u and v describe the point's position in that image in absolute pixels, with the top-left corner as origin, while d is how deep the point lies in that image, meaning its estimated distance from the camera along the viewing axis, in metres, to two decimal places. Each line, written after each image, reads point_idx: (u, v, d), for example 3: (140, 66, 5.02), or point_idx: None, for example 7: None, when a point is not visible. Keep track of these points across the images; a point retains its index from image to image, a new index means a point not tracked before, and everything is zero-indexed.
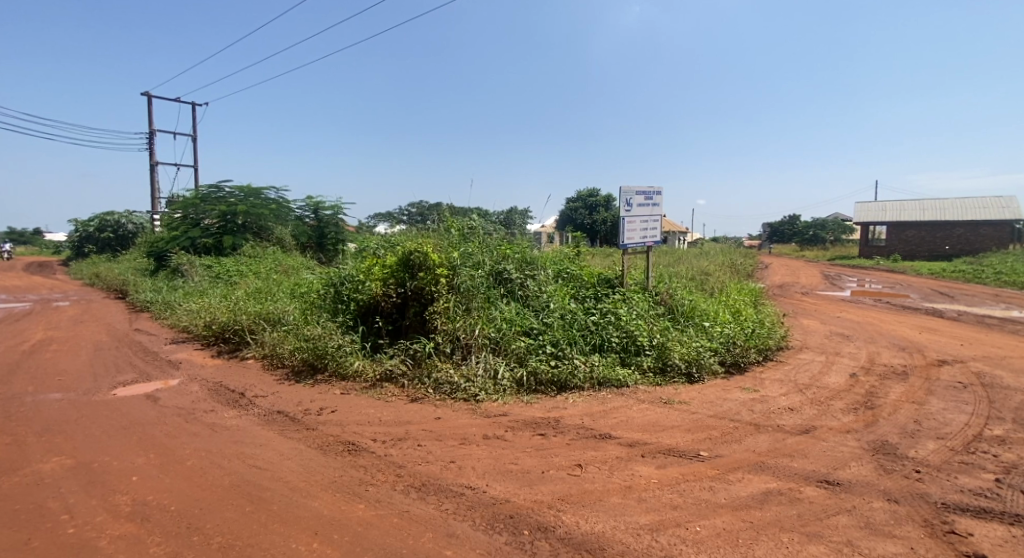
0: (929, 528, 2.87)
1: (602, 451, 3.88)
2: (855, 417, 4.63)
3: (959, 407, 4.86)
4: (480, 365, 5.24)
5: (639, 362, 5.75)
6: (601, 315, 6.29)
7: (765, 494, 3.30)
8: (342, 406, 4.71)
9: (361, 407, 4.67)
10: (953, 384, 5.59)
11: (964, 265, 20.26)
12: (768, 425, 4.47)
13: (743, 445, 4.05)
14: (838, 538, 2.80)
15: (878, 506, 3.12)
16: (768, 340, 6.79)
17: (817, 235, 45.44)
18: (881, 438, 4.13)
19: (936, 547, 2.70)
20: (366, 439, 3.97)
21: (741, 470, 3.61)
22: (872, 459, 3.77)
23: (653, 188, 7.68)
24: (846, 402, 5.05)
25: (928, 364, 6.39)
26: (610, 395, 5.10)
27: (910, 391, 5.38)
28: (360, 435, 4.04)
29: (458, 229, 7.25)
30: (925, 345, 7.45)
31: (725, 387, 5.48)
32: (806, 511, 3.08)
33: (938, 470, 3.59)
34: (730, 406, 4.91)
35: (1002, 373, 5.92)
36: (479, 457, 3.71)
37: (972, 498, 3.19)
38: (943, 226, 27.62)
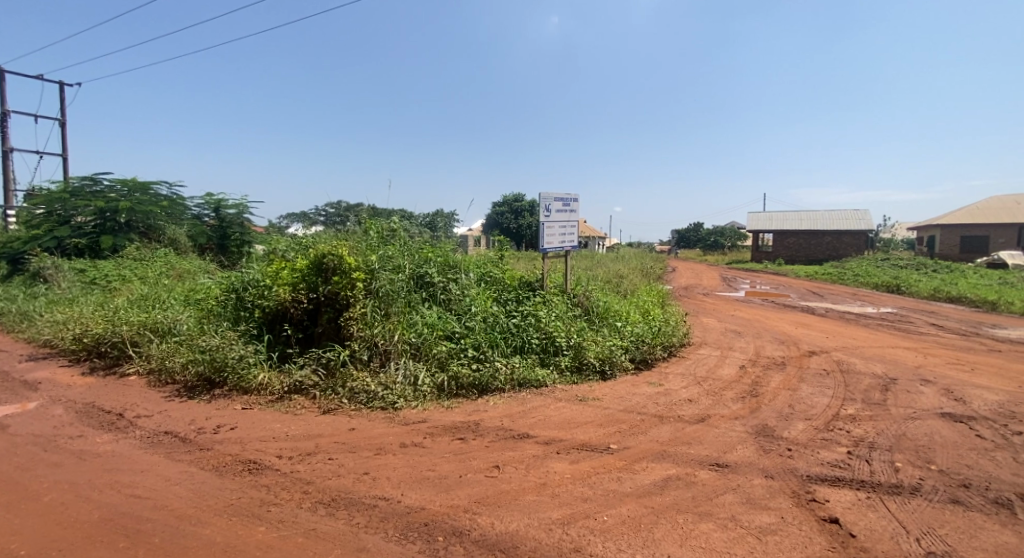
0: (798, 499, 3.25)
1: (519, 451, 3.98)
2: (743, 404, 5.14)
3: (823, 391, 5.55)
4: (400, 372, 5.13)
5: (557, 362, 5.96)
6: (522, 316, 6.43)
7: (665, 480, 3.55)
8: (243, 422, 4.42)
9: (265, 422, 4.40)
10: (820, 371, 6.38)
11: (834, 269, 23.03)
12: (670, 415, 4.82)
13: (648, 436, 4.32)
14: (725, 515, 3.10)
15: (758, 483, 3.48)
16: (672, 337, 7.29)
17: (716, 242, 49.30)
18: (762, 422, 4.62)
19: (802, 515, 3.08)
20: (270, 457, 3.76)
21: (645, 460, 3.87)
22: (755, 441, 4.21)
23: (570, 195, 7.98)
24: (735, 391, 5.57)
25: (802, 354, 7.23)
26: (529, 396, 5.23)
27: (786, 378, 6.06)
28: (263, 453, 3.82)
29: (377, 231, 7.05)
30: (800, 338, 8.42)
31: (634, 383, 5.82)
32: (699, 493, 3.37)
33: (806, 446, 4.08)
34: (638, 400, 5.22)
35: (857, 361, 6.85)
36: (395, 466, 3.64)
37: (832, 469, 3.67)
38: (816, 235, 31.13)
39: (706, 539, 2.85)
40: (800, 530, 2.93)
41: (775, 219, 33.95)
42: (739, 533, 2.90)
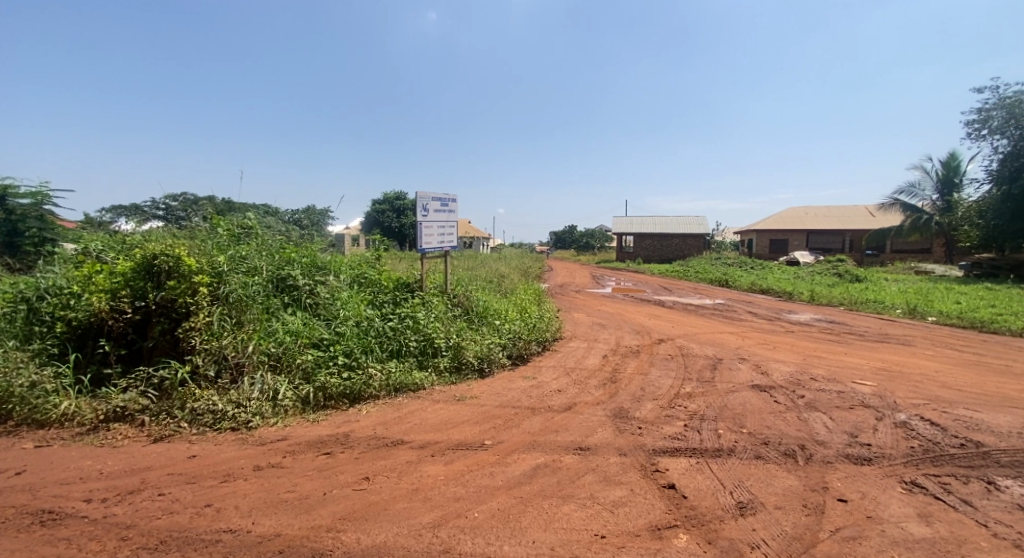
0: (644, 471, 3.63)
1: (391, 458, 3.87)
2: (604, 390, 5.59)
3: (668, 373, 6.26)
4: (256, 387, 4.70)
5: (435, 364, 5.91)
6: (399, 319, 6.27)
7: (534, 469, 3.72)
8: (34, 464, 3.71)
9: (69, 461, 3.74)
10: (667, 355, 7.18)
11: (682, 266, 26.02)
12: (540, 406, 5.06)
13: (520, 429, 4.48)
14: (584, 495, 3.33)
15: (614, 461, 3.81)
16: (546, 332, 7.64)
17: (587, 243, 52.80)
18: (618, 405, 5.06)
19: (647, 487, 3.44)
20: (77, 502, 3.20)
21: (517, 452, 4.01)
22: (612, 423, 4.60)
23: (447, 195, 7.97)
24: (598, 379, 6.04)
25: (653, 342, 8.07)
26: (406, 401, 5.13)
27: (640, 364, 6.73)
28: (66, 498, 3.24)
29: (227, 229, 6.36)
30: (652, 327, 9.40)
31: (510, 378, 6.00)
32: (563, 477, 3.59)
33: (654, 423, 4.57)
34: (513, 395, 5.39)
35: (696, 345, 7.85)
36: (246, 493, 3.34)
37: (674, 442, 4.15)
38: (667, 237, 34.90)
39: (567, 520, 3.05)
40: (644, 499, 3.28)
41: (636, 221, 37.34)
42: (595, 510, 3.16)
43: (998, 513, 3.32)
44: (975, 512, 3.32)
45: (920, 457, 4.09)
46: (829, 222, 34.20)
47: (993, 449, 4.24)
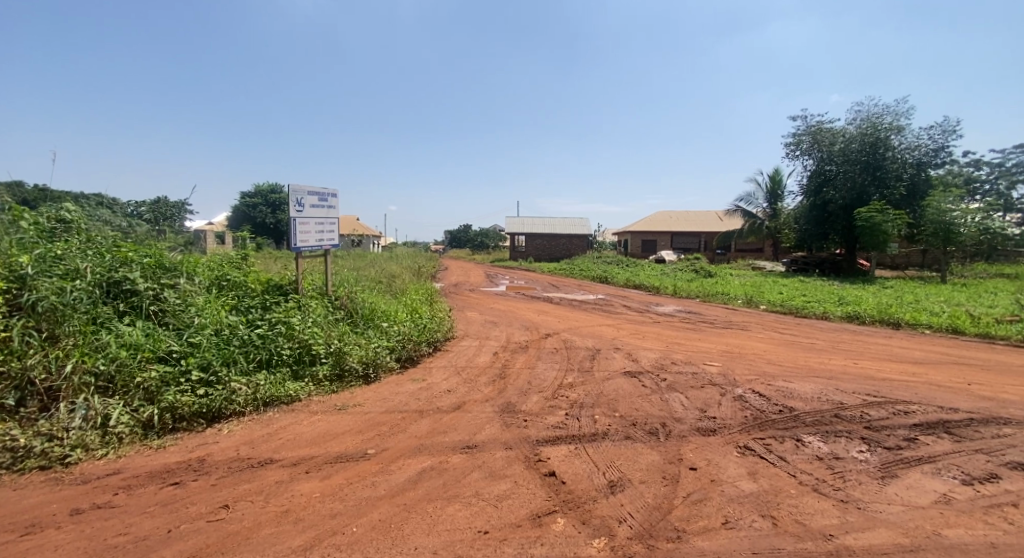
0: (528, 462, 3.71)
1: (257, 481, 3.53)
2: (492, 387, 5.63)
3: (553, 365, 6.52)
4: (80, 413, 4.00)
5: (313, 373, 5.53)
6: (270, 325, 5.73)
7: (420, 473, 3.62)
8: None
9: None
10: (552, 349, 7.46)
11: (568, 264, 27.32)
12: (428, 408, 4.95)
13: (406, 434, 4.34)
14: (470, 493, 3.31)
15: (500, 455, 3.85)
16: (437, 333, 7.51)
17: (479, 242, 53.20)
18: (506, 400, 5.13)
19: (530, 477, 3.52)
20: None
21: (402, 458, 3.87)
22: (499, 418, 4.64)
23: (325, 190, 7.48)
24: (488, 375, 6.08)
25: (541, 337, 8.34)
26: (276, 415, 4.73)
27: (528, 359, 6.91)
28: None
29: (35, 224, 5.34)
30: (540, 323, 9.72)
31: (398, 382, 5.81)
32: (450, 478, 3.54)
33: (539, 415, 4.70)
34: (400, 398, 5.22)
35: (578, 337, 8.26)
36: (63, 543, 2.82)
37: (556, 431, 4.30)
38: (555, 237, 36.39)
39: (451, 521, 3.01)
40: (526, 489, 3.35)
41: (526, 222, 38.35)
42: (480, 507, 3.15)
43: (803, 464, 4.03)
44: (787, 466, 4.00)
45: (751, 424, 4.75)
46: (689, 225, 38.05)
47: (802, 411, 5.06)
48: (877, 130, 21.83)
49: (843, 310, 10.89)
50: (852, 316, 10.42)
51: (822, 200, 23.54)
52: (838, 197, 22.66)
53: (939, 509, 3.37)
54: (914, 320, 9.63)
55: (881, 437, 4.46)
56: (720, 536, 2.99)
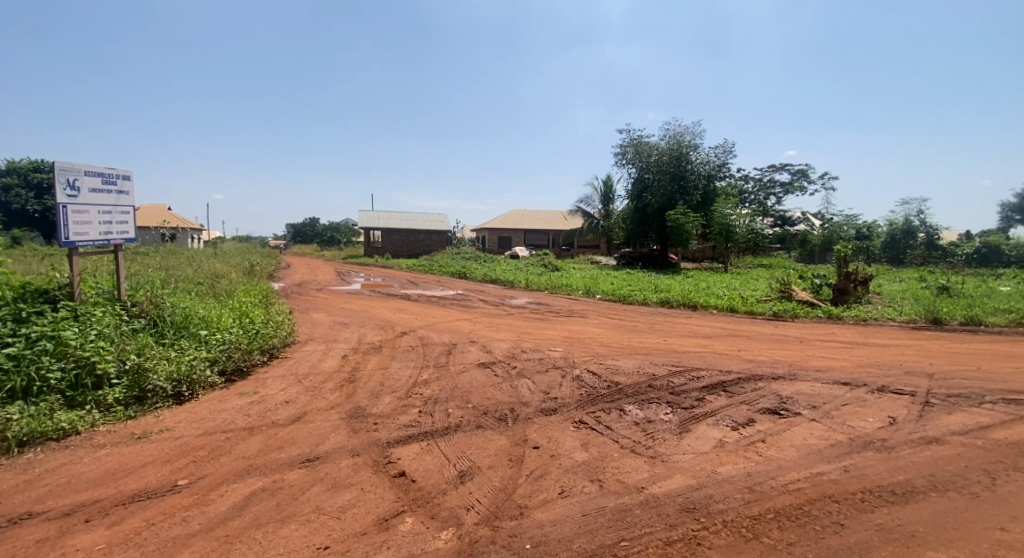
0: (376, 467, 3.77)
1: (7, 544, 2.98)
2: (339, 392, 5.49)
3: (407, 363, 6.57)
4: None
5: (99, 398, 4.78)
6: (27, 343, 4.82)
7: (248, 497, 3.40)
8: None
9: None
10: (407, 347, 7.49)
11: (425, 260, 27.30)
12: (261, 424, 4.65)
13: (231, 455, 4.03)
14: (308, 510, 3.25)
15: (345, 464, 3.83)
16: (271, 340, 7.01)
17: (329, 236, 50.26)
18: (354, 405, 5.06)
19: (378, 481, 3.59)
20: None
21: (225, 484, 3.57)
22: (346, 424, 4.58)
23: (110, 171, 6.52)
24: (334, 381, 5.90)
25: (396, 335, 8.30)
26: (43, 456, 4.02)
27: (380, 359, 6.85)
28: None
29: None
30: (395, 321, 9.64)
31: (221, 398, 5.34)
32: (284, 497, 3.40)
33: (388, 416, 4.74)
34: (225, 417, 4.81)
35: (434, 334, 8.39)
36: None
37: (406, 430, 4.41)
38: (413, 233, 35.98)
39: (286, 543, 2.93)
40: (373, 494, 3.42)
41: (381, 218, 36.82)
42: (320, 521, 3.12)
43: (624, 430, 4.70)
44: (613, 433, 4.63)
45: (585, 400, 5.39)
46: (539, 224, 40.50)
47: (625, 384, 5.87)
48: (681, 146, 26.06)
49: (657, 297, 12.68)
50: (664, 301, 12.18)
51: (641, 204, 26.99)
52: (654, 201, 26.23)
53: (717, 452, 4.23)
54: (705, 303, 11.62)
55: (680, 400, 5.40)
56: (555, 506, 3.39)
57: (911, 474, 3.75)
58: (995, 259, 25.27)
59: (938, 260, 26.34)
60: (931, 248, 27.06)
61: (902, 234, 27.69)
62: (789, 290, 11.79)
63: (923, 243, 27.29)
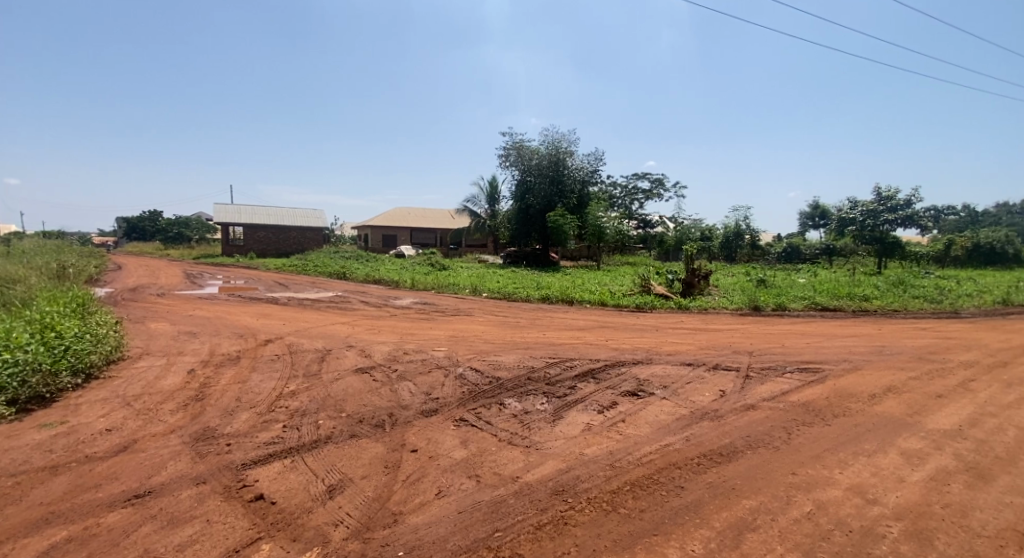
0: (226, 494, 3.46)
1: None
2: (182, 414, 4.92)
3: (271, 375, 6.09)
4: None
5: None
6: None
7: (49, 551, 2.91)
8: None
9: None
10: (270, 357, 6.94)
11: (296, 260, 25.47)
12: (73, 460, 4.00)
13: (27, 503, 3.40)
14: (134, 554, 2.87)
15: (186, 495, 3.46)
16: (86, 358, 6.03)
17: (180, 234, 44.73)
18: (201, 426, 4.58)
19: (228, 509, 3.30)
20: None
21: (15, 540, 3.01)
22: (189, 450, 4.13)
23: None
24: (176, 401, 5.27)
25: (258, 344, 7.65)
26: None
27: (238, 372, 6.27)
28: None
29: None
30: (258, 328, 8.87)
31: (14, 433, 4.48)
32: (102, 543, 2.97)
33: (244, 435, 4.37)
34: (19, 457, 4.04)
35: (303, 340, 7.88)
36: None
37: (265, 448, 4.11)
38: (283, 230, 33.41)
39: None
40: (222, 525, 3.14)
41: (244, 213, 33.59)
42: None
43: (502, 423, 4.84)
44: (492, 427, 4.75)
45: (467, 397, 5.45)
46: (422, 221, 39.90)
47: (506, 379, 6.04)
48: (558, 152, 27.54)
49: (539, 293, 13.24)
50: (546, 297, 12.75)
51: (524, 206, 27.83)
52: (537, 203, 27.30)
53: (585, 435, 4.55)
54: (580, 298, 12.38)
55: (556, 389, 5.70)
56: (431, 508, 3.40)
57: (736, 436, 4.37)
58: (797, 256, 30.98)
59: (759, 258, 31.64)
60: (754, 248, 32.04)
61: (733, 234, 31.70)
62: (648, 283, 13.09)
63: (748, 243, 31.83)
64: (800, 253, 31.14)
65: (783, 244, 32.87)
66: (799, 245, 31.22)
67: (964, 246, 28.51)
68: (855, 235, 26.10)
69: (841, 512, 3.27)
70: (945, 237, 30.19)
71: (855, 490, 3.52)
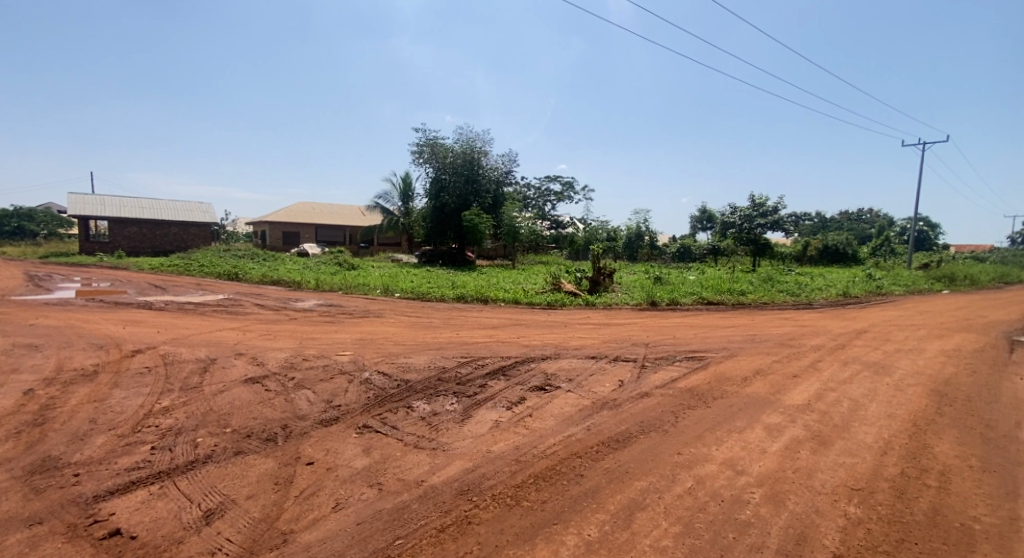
0: (70, 534, 3.01)
1: None
2: (15, 443, 4.20)
3: (138, 391, 5.39)
4: None
5: None
6: None
7: None
8: None
9: None
10: (138, 370, 6.16)
11: (175, 259, 23.01)
12: None
13: None
14: None
15: (15, 540, 2.95)
16: None
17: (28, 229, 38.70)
18: (41, 456, 3.95)
19: (71, 551, 2.86)
20: None
21: None
22: (23, 485, 3.54)
23: None
24: (8, 428, 4.49)
25: (122, 357, 6.76)
26: None
27: (93, 390, 5.49)
28: None
29: None
30: (123, 338, 7.85)
31: None
32: None
33: (98, 463, 3.83)
34: None
35: (180, 349, 7.10)
36: None
37: (125, 476, 3.63)
38: (160, 225, 30.11)
39: None
40: None
41: (111, 205, 29.81)
42: None
43: (409, 427, 4.69)
44: (397, 432, 4.59)
45: (372, 403, 5.22)
46: (326, 218, 37.87)
47: (414, 381, 5.87)
48: (473, 151, 27.52)
49: (455, 293, 13.05)
50: (461, 297, 12.60)
51: (439, 204, 27.43)
52: (451, 201, 27.05)
53: (492, 432, 4.54)
54: (495, 297, 12.41)
55: (466, 389, 5.64)
56: (327, 522, 3.20)
57: (630, 423, 4.59)
58: (687, 256, 33.49)
59: (656, 258, 33.89)
60: (653, 247, 34.19)
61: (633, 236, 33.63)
62: (559, 282, 13.47)
63: (647, 243, 34.00)
64: (691, 252, 33.79)
65: (677, 244, 35.47)
66: (690, 245, 33.85)
67: (817, 247, 32.51)
68: (735, 238, 28.89)
69: (716, 485, 3.56)
70: (805, 238, 34.36)
71: (727, 464, 3.85)
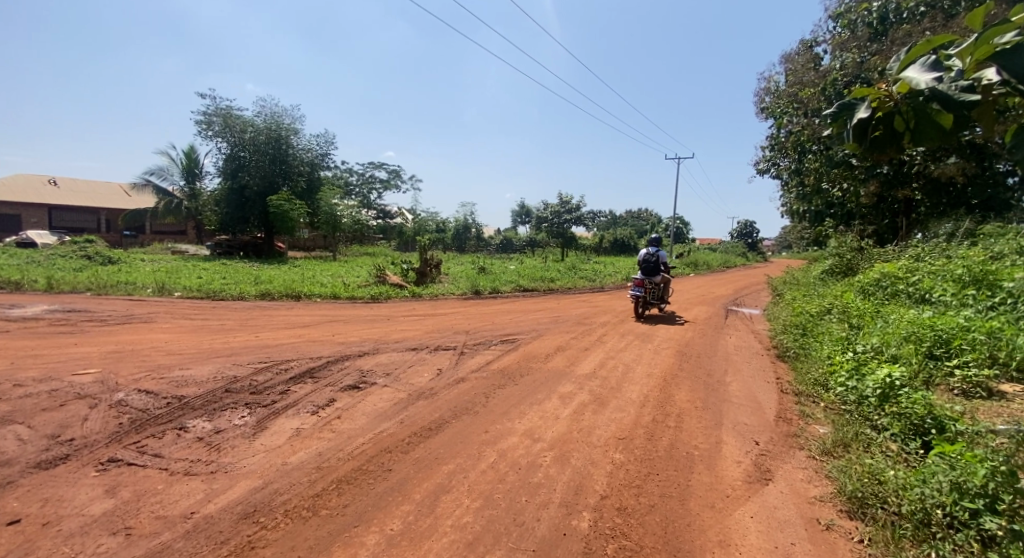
0: None
1: None
2: None
3: None
4: None
5: None
6: None
7: None
8: None
9: None
10: None
11: None
12: None
13: None
14: None
15: None
16: None
17: None
18: None
19: None
20: None
21: None
22: None
23: None
24: None
25: None
26: None
27: None
28: None
29: None
30: None
31: None
32: None
33: None
34: None
35: None
36: None
37: None
38: None
39: None
40: None
41: None
42: None
43: (180, 452, 3.99)
44: (160, 461, 3.85)
45: (126, 430, 4.29)
46: (67, 198, 29.96)
47: (192, 396, 5.01)
48: (280, 128, 24.32)
49: (258, 289, 11.58)
50: (265, 294, 11.25)
51: (240, 184, 24.03)
52: (254, 184, 23.82)
53: (291, 442, 4.14)
54: (309, 292, 11.39)
55: (262, 398, 5.03)
56: None
57: (442, 410, 4.65)
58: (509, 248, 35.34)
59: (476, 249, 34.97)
60: (478, 241, 35.06)
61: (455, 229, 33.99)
62: (384, 275, 12.93)
63: (473, 236, 34.82)
64: (512, 243, 35.60)
65: (494, 236, 37.14)
66: (510, 239, 35.81)
67: (610, 240, 37.25)
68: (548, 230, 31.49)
69: (515, 455, 3.82)
70: (601, 232, 39.12)
71: (526, 434, 4.16)
